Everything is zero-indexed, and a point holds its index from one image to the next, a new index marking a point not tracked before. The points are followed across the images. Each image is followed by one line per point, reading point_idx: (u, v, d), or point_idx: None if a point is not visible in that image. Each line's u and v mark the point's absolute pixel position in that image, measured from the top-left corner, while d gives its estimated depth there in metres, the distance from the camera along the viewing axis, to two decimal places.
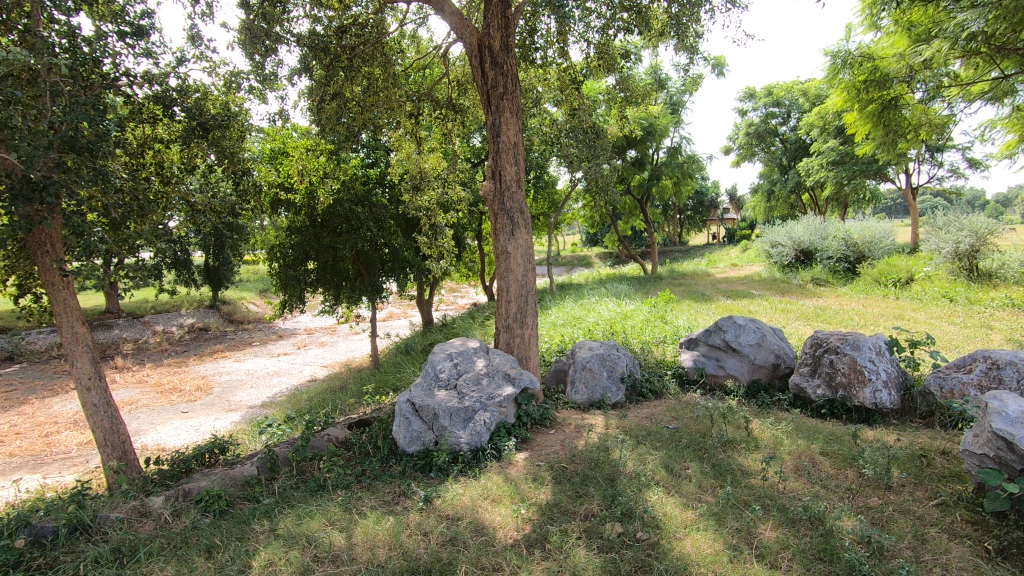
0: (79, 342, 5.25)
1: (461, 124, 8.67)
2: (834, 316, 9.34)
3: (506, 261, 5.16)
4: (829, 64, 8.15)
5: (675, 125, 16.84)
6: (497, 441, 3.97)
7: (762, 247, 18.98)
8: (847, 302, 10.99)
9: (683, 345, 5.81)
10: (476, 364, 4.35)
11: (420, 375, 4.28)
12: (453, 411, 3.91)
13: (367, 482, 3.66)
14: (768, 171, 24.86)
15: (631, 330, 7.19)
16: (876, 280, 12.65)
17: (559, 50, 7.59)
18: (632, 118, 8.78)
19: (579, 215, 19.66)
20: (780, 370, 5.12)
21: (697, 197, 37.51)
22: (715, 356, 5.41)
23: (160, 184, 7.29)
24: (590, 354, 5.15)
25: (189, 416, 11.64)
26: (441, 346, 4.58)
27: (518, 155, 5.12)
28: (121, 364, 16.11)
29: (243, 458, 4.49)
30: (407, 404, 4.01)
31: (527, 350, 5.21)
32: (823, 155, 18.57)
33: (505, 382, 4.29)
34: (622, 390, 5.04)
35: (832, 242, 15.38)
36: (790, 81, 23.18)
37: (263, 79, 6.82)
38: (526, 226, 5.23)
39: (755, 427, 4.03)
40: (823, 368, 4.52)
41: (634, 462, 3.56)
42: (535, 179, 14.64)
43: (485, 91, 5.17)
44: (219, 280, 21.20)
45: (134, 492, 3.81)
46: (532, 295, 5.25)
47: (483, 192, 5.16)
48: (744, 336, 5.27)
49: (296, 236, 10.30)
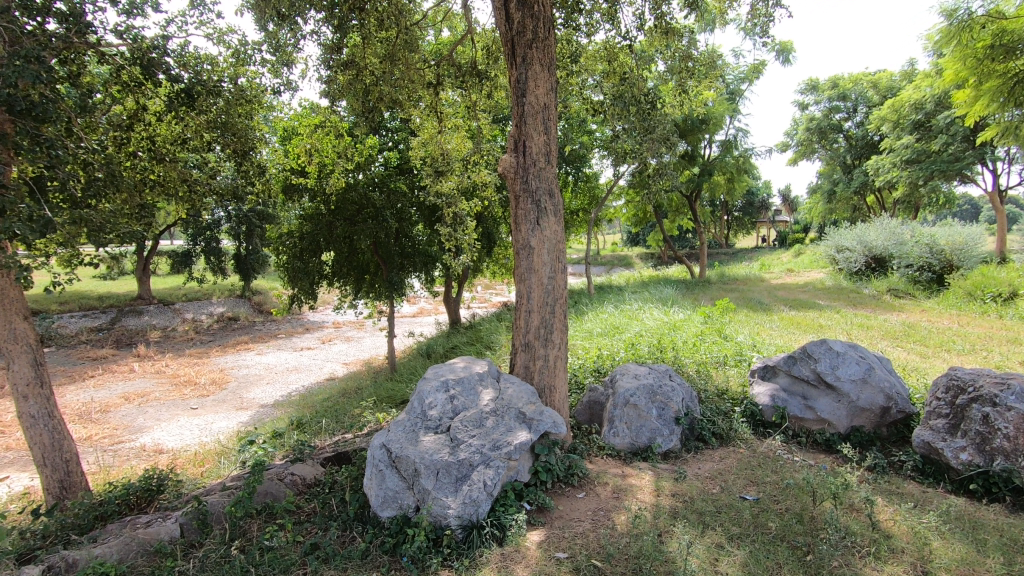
0: (18, 341, 4.35)
1: (489, 97, 7.53)
2: (930, 337, 7.75)
3: (528, 258, 3.99)
4: (942, 28, 6.65)
5: (732, 114, 15.22)
6: (501, 513, 2.80)
7: (825, 252, 17.21)
8: (938, 319, 9.32)
9: (756, 373, 4.53)
10: (481, 397, 3.21)
11: (405, 410, 3.20)
12: (442, 468, 2.80)
13: (314, 568, 2.59)
14: (829, 170, 22.79)
15: (684, 345, 5.95)
16: (969, 294, 10.81)
17: (608, 11, 6.38)
18: (690, 98, 7.43)
19: (621, 213, 18.25)
20: (890, 416, 3.86)
21: (747, 197, 35.34)
22: (800, 392, 4.15)
23: (150, 160, 6.40)
24: (635, 385, 3.89)
25: (198, 413, 10.96)
26: (437, 369, 3.47)
27: (549, 122, 3.96)
28: (143, 352, 15.77)
29: (181, 503, 3.49)
30: (382, 451, 2.94)
31: (553, 378, 4.01)
32: (895, 151, 16.55)
33: (519, 424, 3.12)
34: (677, 435, 3.81)
35: (914, 248, 13.43)
36: (858, 72, 21.16)
37: (274, 50, 5.74)
38: (556, 213, 4.03)
39: (881, 514, 2.75)
40: (970, 426, 3.21)
41: (703, 567, 2.37)
42: (574, 171, 13.44)
43: (509, 38, 3.99)
44: (248, 270, 20.74)
45: (9, 556, 2.81)
46: (561, 303, 4.05)
47: (502, 168, 4.02)
48: (843, 367, 4.01)
49: (307, 225, 9.38)
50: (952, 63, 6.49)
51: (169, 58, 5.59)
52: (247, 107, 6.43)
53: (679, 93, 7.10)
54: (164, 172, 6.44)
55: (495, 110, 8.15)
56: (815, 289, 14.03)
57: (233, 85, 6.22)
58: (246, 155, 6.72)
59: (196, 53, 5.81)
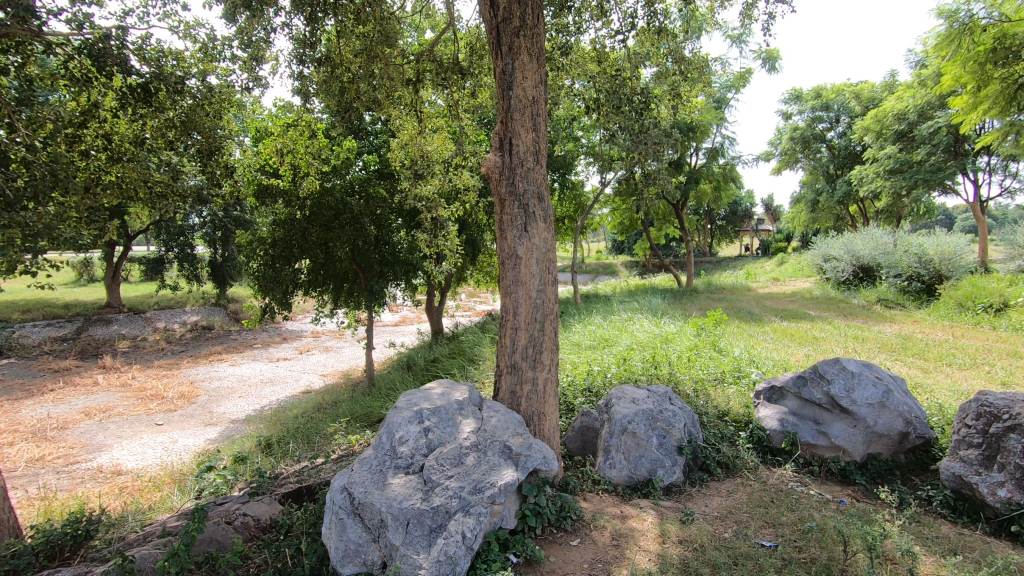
0: None
1: (472, 97, 7.13)
2: (929, 350, 7.50)
3: (515, 268, 3.59)
4: (941, 32, 6.40)
5: (719, 122, 15.06)
6: (482, 572, 2.36)
7: (811, 261, 17.10)
8: (932, 330, 9.13)
9: (763, 394, 4.16)
10: (460, 430, 2.81)
11: (373, 446, 2.78)
12: (413, 517, 2.38)
13: None
14: (812, 180, 22.82)
15: (680, 359, 5.60)
16: (960, 304, 10.65)
17: (598, 9, 6.04)
18: (683, 103, 7.08)
19: (607, 221, 17.99)
20: (908, 442, 3.53)
21: (731, 206, 35.42)
22: (812, 416, 3.80)
23: (104, 160, 5.80)
24: (633, 410, 3.50)
25: (163, 429, 10.34)
26: (411, 396, 3.06)
27: (538, 118, 3.58)
28: (109, 364, 15.01)
29: (111, 553, 3.00)
30: (344, 495, 2.51)
31: (541, 403, 3.60)
32: (877, 162, 16.54)
33: (504, 461, 2.71)
34: (680, 467, 3.42)
35: (902, 257, 13.29)
36: (840, 82, 21.28)
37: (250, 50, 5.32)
38: (545, 218, 3.63)
39: (921, 570, 2.39)
40: (1010, 459, 2.87)
41: None
42: (560, 179, 13.12)
43: (493, 26, 3.61)
44: (224, 277, 20.03)
45: None
46: (551, 318, 3.65)
47: (485, 168, 3.63)
48: (859, 390, 3.67)
49: (280, 231, 8.82)
50: (951, 67, 6.20)
51: (129, 51, 5.09)
52: (218, 105, 5.95)
53: (670, 98, 6.79)
54: (122, 174, 5.80)
55: (479, 109, 7.76)
56: (803, 298, 13.83)
57: (203, 85, 5.78)
58: (213, 156, 6.18)
59: (161, 46, 5.37)
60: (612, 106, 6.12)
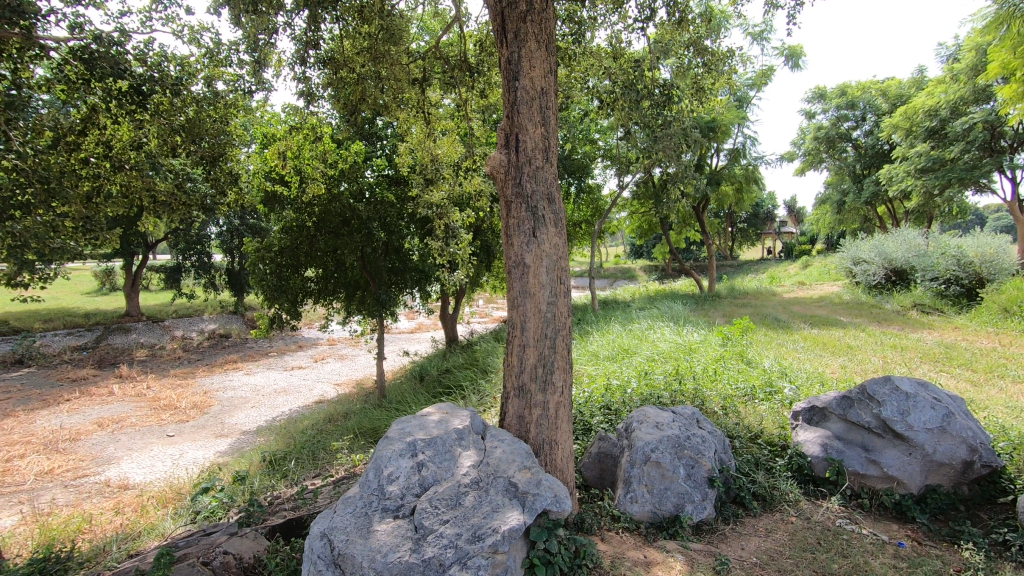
0: None
1: (481, 97, 6.80)
2: (977, 360, 6.93)
3: (522, 277, 3.24)
4: (987, 15, 5.92)
5: (740, 122, 14.57)
6: None
7: (840, 264, 16.40)
8: (975, 338, 8.53)
9: (802, 415, 3.74)
10: (459, 465, 2.47)
11: (360, 484, 2.46)
12: (401, 572, 2.04)
13: None
14: (837, 180, 22.08)
15: (706, 372, 5.18)
16: (1004, 309, 9.98)
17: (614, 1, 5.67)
18: (704, 99, 6.66)
19: (625, 225, 17.54)
20: (973, 471, 3.10)
21: (752, 208, 34.61)
22: (859, 442, 3.38)
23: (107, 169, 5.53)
24: (657, 437, 3.12)
25: (174, 441, 10.19)
26: (403, 424, 2.74)
27: (547, 111, 3.23)
28: (126, 373, 15.02)
29: None
30: (322, 542, 2.18)
31: (554, 428, 3.24)
32: (909, 160, 15.41)
33: (509, 501, 2.36)
34: (712, 501, 3.03)
35: (940, 260, 12.59)
36: (867, 79, 20.57)
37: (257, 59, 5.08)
38: (556, 222, 3.27)
39: None
40: None
41: None
42: (575, 182, 12.74)
43: (498, 11, 3.28)
44: (241, 285, 20.03)
45: None
46: (563, 333, 3.28)
47: (490, 167, 3.29)
48: (914, 413, 3.24)
49: (286, 239, 8.57)
50: (997, 52, 5.72)
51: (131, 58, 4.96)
52: (226, 111, 5.66)
53: (691, 94, 6.39)
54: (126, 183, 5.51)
55: (489, 110, 7.46)
56: (832, 303, 13.22)
57: (209, 90, 5.51)
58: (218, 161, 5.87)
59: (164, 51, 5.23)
60: (630, 101, 5.71)
